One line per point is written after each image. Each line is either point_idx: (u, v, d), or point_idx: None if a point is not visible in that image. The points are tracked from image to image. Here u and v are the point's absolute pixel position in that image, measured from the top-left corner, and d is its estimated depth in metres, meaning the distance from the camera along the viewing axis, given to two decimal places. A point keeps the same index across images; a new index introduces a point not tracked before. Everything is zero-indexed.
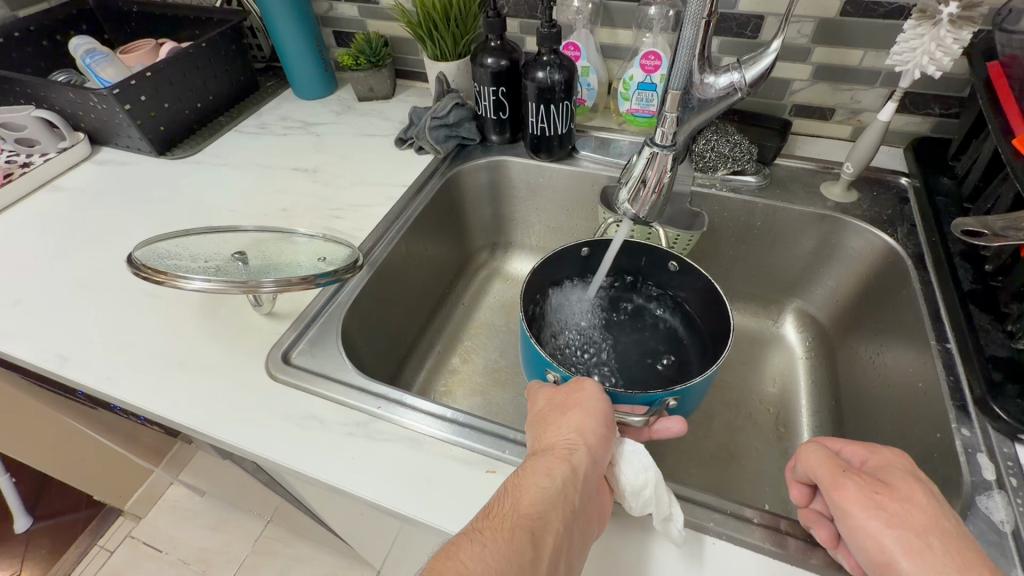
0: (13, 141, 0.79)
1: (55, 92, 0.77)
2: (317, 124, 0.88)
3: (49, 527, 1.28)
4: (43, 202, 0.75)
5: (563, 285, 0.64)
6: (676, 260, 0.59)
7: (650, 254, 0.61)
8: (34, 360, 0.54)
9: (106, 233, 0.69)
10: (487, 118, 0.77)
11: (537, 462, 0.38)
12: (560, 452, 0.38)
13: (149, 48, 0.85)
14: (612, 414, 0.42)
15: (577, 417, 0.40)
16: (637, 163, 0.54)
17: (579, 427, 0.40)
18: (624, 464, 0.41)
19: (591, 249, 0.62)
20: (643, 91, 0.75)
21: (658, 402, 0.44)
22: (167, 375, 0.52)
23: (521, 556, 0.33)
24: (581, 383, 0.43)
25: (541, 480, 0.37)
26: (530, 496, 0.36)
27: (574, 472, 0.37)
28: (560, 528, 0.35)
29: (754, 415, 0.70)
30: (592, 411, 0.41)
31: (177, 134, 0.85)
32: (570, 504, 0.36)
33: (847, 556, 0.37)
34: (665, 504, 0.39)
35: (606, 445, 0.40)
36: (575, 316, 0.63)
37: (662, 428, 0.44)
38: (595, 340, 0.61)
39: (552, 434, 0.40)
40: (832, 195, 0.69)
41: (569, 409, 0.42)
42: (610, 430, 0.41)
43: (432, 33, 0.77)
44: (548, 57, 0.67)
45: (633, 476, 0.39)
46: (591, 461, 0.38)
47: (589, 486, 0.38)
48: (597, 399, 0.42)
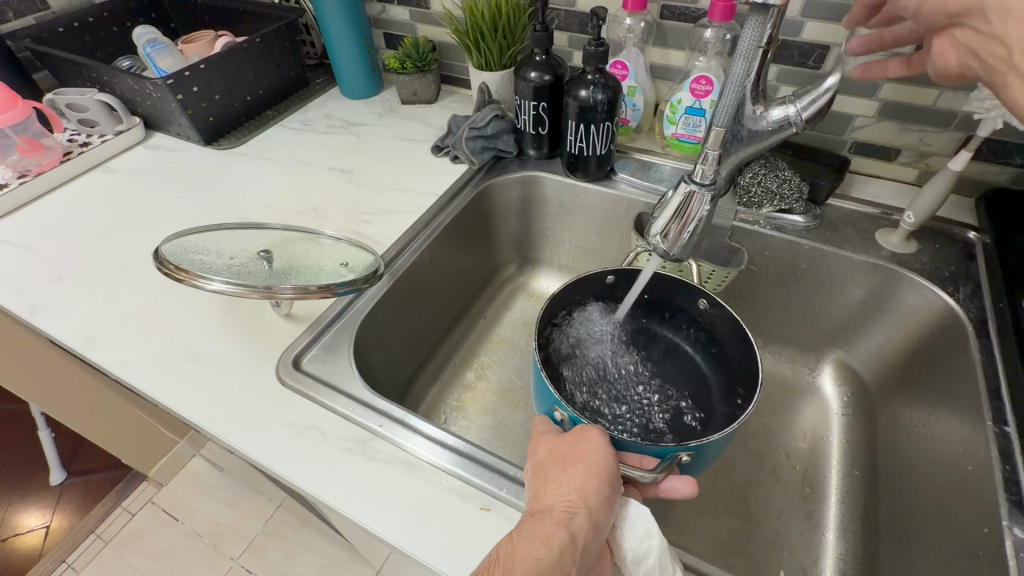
0: (77, 121, 0.83)
1: (117, 78, 0.81)
2: (358, 125, 0.89)
3: (81, 482, 1.37)
4: (96, 182, 0.79)
5: (586, 312, 0.60)
6: (705, 298, 0.56)
7: (678, 287, 0.58)
8: (63, 338, 0.56)
9: (147, 217, 0.72)
10: (525, 132, 0.76)
11: (534, 525, 0.36)
12: (560, 515, 0.36)
13: (208, 40, 0.87)
14: (620, 474, 0.39)
15: (578, 475, 0.38)
16: (672, 196, 0.51)
17: (581, 487, 0.37)
18: (627, 528, 0.38)
19: (617, 278, 0.60)
20: (691, 116, 0.72)
21: (671, 456, 0.41)
22: (182, 368, 0.52)
23: None
24: (587, 434, 0.40)
25: (537, 549, 0.35)
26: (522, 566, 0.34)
27: (572, 540, 0.35)
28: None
29: (778, 469, 0.65)
30: (595, 469, 0.38)
31: (225, 125, 0.87)
32: None
33: (950, 52, 0.39)
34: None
35: (609, 508, 0.38)
36: (595, 345, 0.59)
37: (669, 488, 0.42)
38: (609, 379, 0.57)
39: (552, 493, 0.38)
40: (889, 244, 0.63)
41: (571, 464, 0.39)
42: (613, 490, 0.38)
43: (479, 42, 0.76)
44: (592, 76, 0.65)
45: (636, 541, 0.37)
46: (592, 527, 0.36)
47: (587, 555, 0.36)
48: (603, 453, 0.39)
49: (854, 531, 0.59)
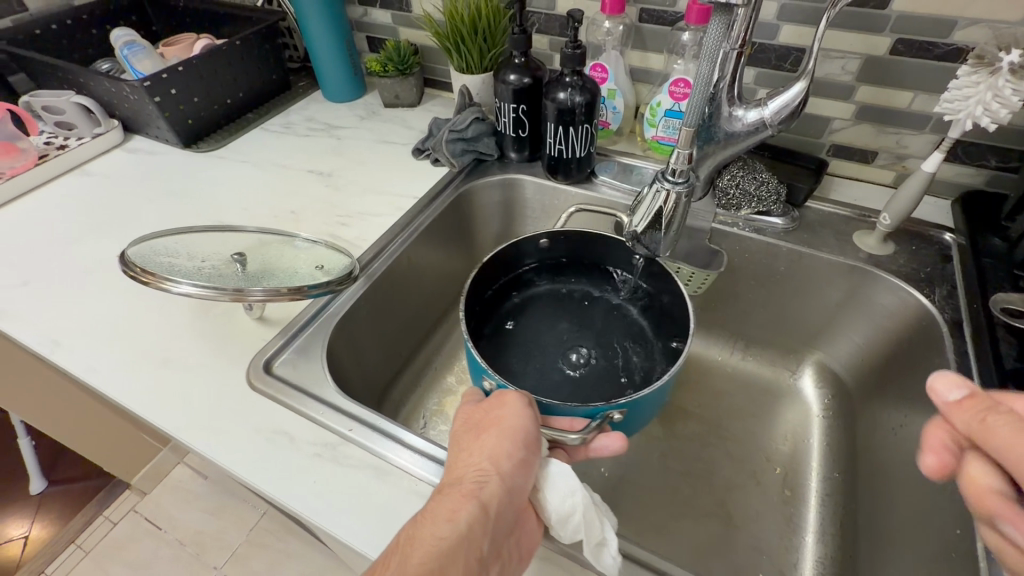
0: (53, 123, 0.82)
1: (94, 80, 0.80)
2: (339, 128, 0.89)
3: (62, 491, 1.35)
4: (72, 185, 0.78)
5: (524, 276, 0.63)
6: (641, 255, 0.58)
7: (612, 245, 0.60)
8: (30, 343, 0.55)
9: (121, 221, 0.71)
10: (506, 135, 0.76)
11: (442, 500, 0.36)
12: (469, 486, 0.36)
13: (187, 42, 0.87)
14: (538, 435, 0.40)
15: (491, 441, 0.38)
16: (648, 195, 0.51)
17: (492, 453, 0.38)
18: (549, 488, 0.39)
19: (551, 241, 0.61)
20: (671, 118, 0.72)
21: (601, 414, 0.43)
22: (150, 372, 0.52)
23: None
24: (503, 399, 0.41)
25: (441, 524, 0.34)
26: (424, 547, 0.33)
27: (481, 508, 0.35)
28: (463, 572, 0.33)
29: (758, 472, 0.65)
30: (508, 432, 0.39)
31: (206, 128, 0.86)
32: (475, 550, 0.34)
33: None
34: (598, 527, 0.38)
35: (523, 470, 0.38)
36: (536, 307, 0.61)
37: (599, 446, 0.43)
38: (546, 341, 0.58)
39: (463, 464, 0.38)
40: (866, 246, 0.64)
41: (486, 430, 0.39)
42: (529, 453, 0.39)
43: (459, 45, 0.76)
44: (570, 78, 0.65)
45: (559, 502, 0.38)
46: (504, 492, 0.36)
47: (501, 522, 0.36)
48: (516, 416, 0.40)
49: (833, 534, 0.59)
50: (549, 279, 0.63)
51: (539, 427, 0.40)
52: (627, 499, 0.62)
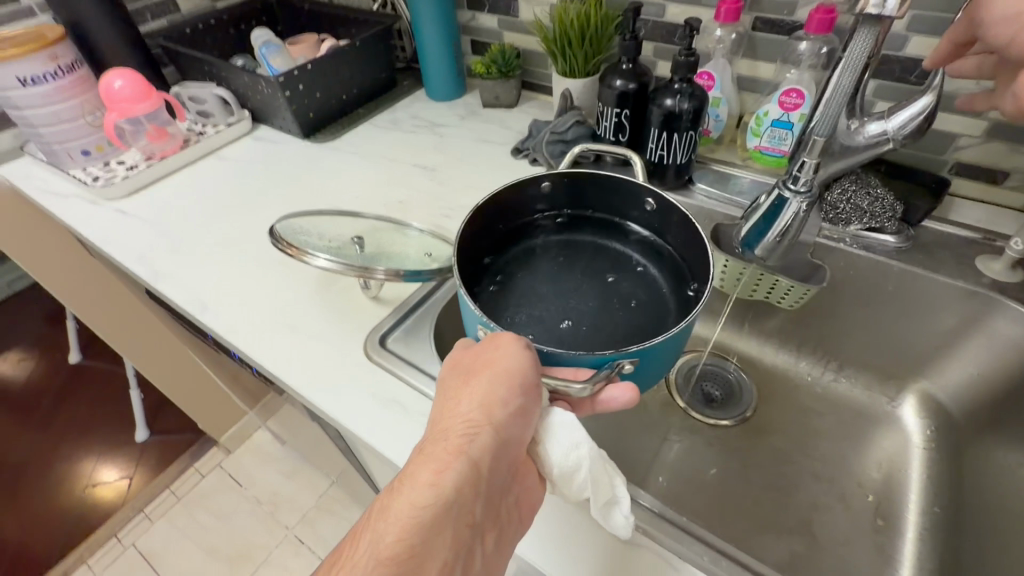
0: (196, 112, 0.93)
1: (233, 74, 0.90)
2: (441, 125, 0.94)
3: (161, 442, 1.50)
4: (208, 167, 0.87)
5: (526, 221, 0.60)
6: (653, 195, 0.55)
7: (626, 187, 0.56)
8: (182, 302, 0.63)
9: (251, 200, 0.79)
10: (605, 139, 0.77)
11: (433, 450, 0.38)
12: (461, 437, 0.37)
13: (312, 42, 0.95)
14: (535, 380, 0.40)
15: (483, 390, 0.39)
16: (764, 202, 0.53)
17: (485, 402, 0.38)
18: (552, 436, 0.39)
19: (554, 184, 0.58)
20: (778, 128, 0.71)
21: (609, 364, 0.41)
22: (280, 336, 0.58)
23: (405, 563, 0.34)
24: (496, 343, 0.40)
25: (434, 476, 0.36)
26: (417, 499, 0.36)
27: (471, 461, 0.37)
28: (453, 535, 0.36)
29: (848, 496, 0.62)
30: (501, 378, 0.39)
31: (322, 120, 0.94)
32: (467, 502, 0.36)
33: None
34: (608, 488, 0.40)
35: (518, 417, 0.39)
36: (538, 255, 0.60)
37: (608, 398, 0.41)
38: (547, 289, 0.57)
39: (453, 413, 0.39)
40: (991, 271, 0.60)
41: (477, 375, 0.40)
42: (525, 399, 0.39)
43: (565, 50, 0.78)
44: (679, 85, 0.66)
45: (564, 454, 0.39)
46: (496, 441, 0.38)
47: (494, 470, 0.38)
48: (509, 361, 0.39)
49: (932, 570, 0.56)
50: (558, 227, 0.61)
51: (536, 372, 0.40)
52: (706, 506, 0.62)
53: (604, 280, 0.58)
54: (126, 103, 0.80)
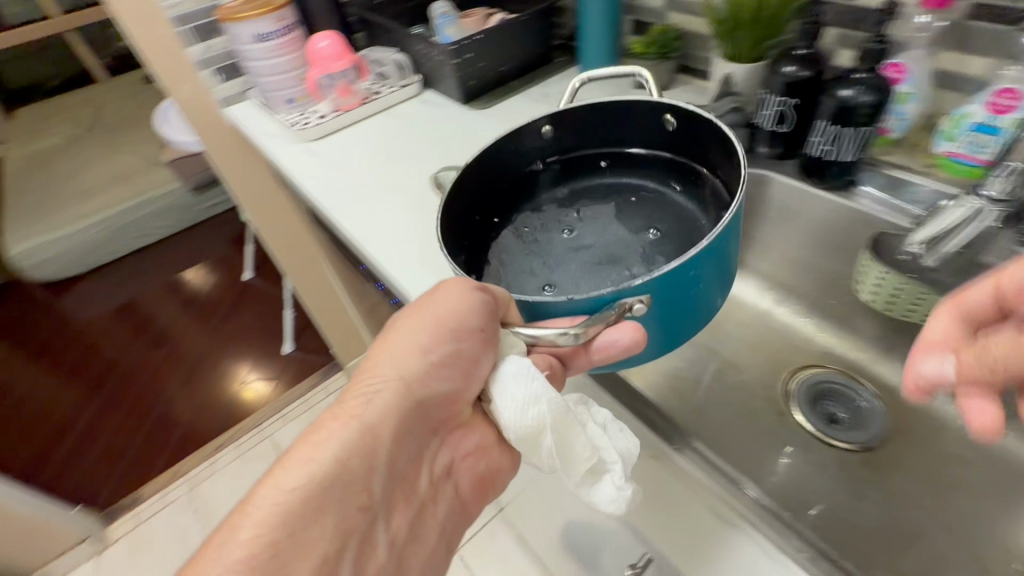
0: (376, 74, 1.05)
1: (411, 42, 1.01)
2: (590, 102, 0.95)
3: (301, 356, 1.76)
4: (378, 123, 0.99)
5: (535, 164, 0.69)
6: (671, 112, 0.62)
7: (652, 108, 0.63)
8: (350, 233, 0.74)
9: (410, 154, 0.89)
10: (761, 128, 0.73)
11: (348, 403, 0.48)
12: (378, 390, 0.49)
13: (482, 15, 1.00)
14: (473, 325, 0.48)
15: (411, 342, 0.49)
16: (955, 211, 0.56)
17: (414, 355, 0.49)
18: (500, 386, 0.47)
19: (553, 124, 0.66)
20: (978, 133, 0.62)
21: (608, 304, 0.45)
22: (425, 274, 0.66)
23: (300, 512, 0.43)
24: (438, 291, 0.49)
25: (340, 433, 0.47)
26: (324, 446, 0.46)
27: (377, 415, 0.48)
28: (350, 492, 0.46)
29: (985, 556, 0.55)
30: (428, 329, 0.49)
31: (482, 88, 1.01)
32: (367, 454, 0.47)
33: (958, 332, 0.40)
34: (591, 455, 0.44)
35: (439, 368, 0.49)
36: (561, 199, 0.69)
37: (607, 340, 0.48)
38: (574, 220, 0.65)
39: (373, 372, 0.49)
40: None
41: (409, 322, 0.50)
42: (447, 350, 0.48)
43: (735, 32, 0.75)
44: (863, 76, 0.62)
45: (523, 406, 0.45)
46: (424, 380, 0.49)
47: (403, 417, 0.49)
48: (438, 315, 0.48)
49: None
50: (559, 172, 0.70)
51: (480, 320, 0.48)
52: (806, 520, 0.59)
53: (620, 211, 0.66)
54: (326, 61, 0.98)
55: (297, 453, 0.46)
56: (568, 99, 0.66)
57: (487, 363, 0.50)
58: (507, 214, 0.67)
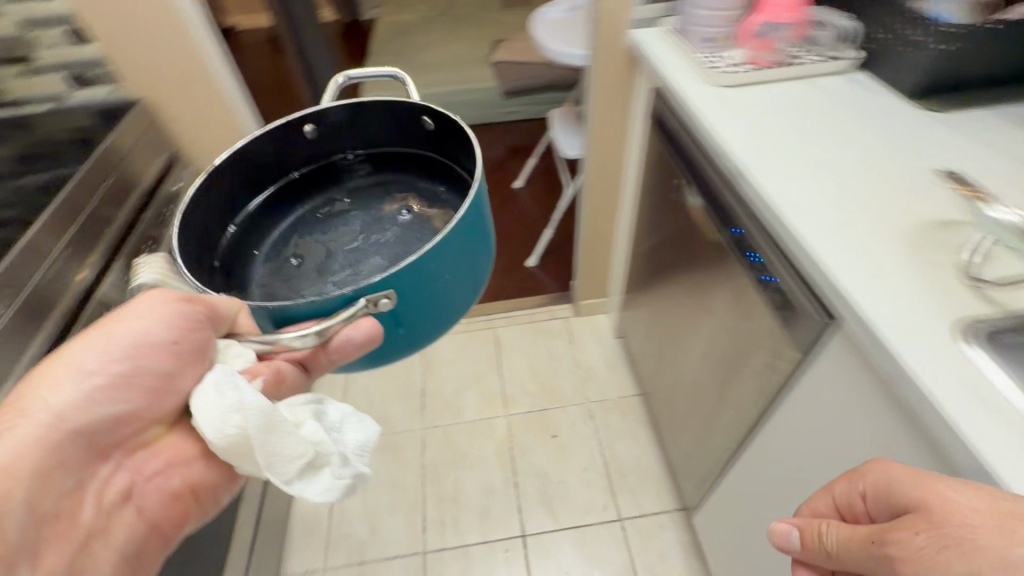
0: None
1: None
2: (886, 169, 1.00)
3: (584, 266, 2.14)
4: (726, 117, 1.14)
5: (335, 204, 0.96)
6: (402, 210, 0.91)
7: (373, 193, 0.96)
8: None
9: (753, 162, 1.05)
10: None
11: (76, 350, 0.68)
12: (126, 367, 0.69)
13: None
14: (163, 334, 0.70)
15: (139, 320, 0.72)
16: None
17: (143, 334, 0.71)
18: (180, 347, 0.70)
19: (314, 127, 0.92)
20: None
21: (351, 300, 0.64)
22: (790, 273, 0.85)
23: (36, 462, 0.62)
24: (144, 298, 0.73)
25: (80, 359, 0.67)
26: (67, 361, 0.67)
27: (126, 376, 0.69)
28: (68, 465, 0.66)
29: None
30: (136, 337, 0.71)
31: None
32: (102, 395, 0.68)
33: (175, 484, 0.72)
34: (308, 451, 0.59)
35: (156, 332, 0.71)
36: (353, 226, 0.92)
37: (343, 338, 0.71)
38: (357, 240, 0.89)
39: (111, 327, 0.70)
40: None
41: (122, 314, 0.72)
42: (183, 348, 0.70)
43: None
44: None
45: (212, 384, 0.64)
46: (162, 361, 0.70)
47: (134, 375, 0.69)
48: (150, 305, 0.72)
49: None
50: (353, 180, 1.00)
51: (172, 334, 0.70)
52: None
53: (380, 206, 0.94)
54: None
55: (49, 380, 0.65)
56: (332, 92, 1.00)
57: (183, 377, 0.71)
58: (302, 227, 0.93)
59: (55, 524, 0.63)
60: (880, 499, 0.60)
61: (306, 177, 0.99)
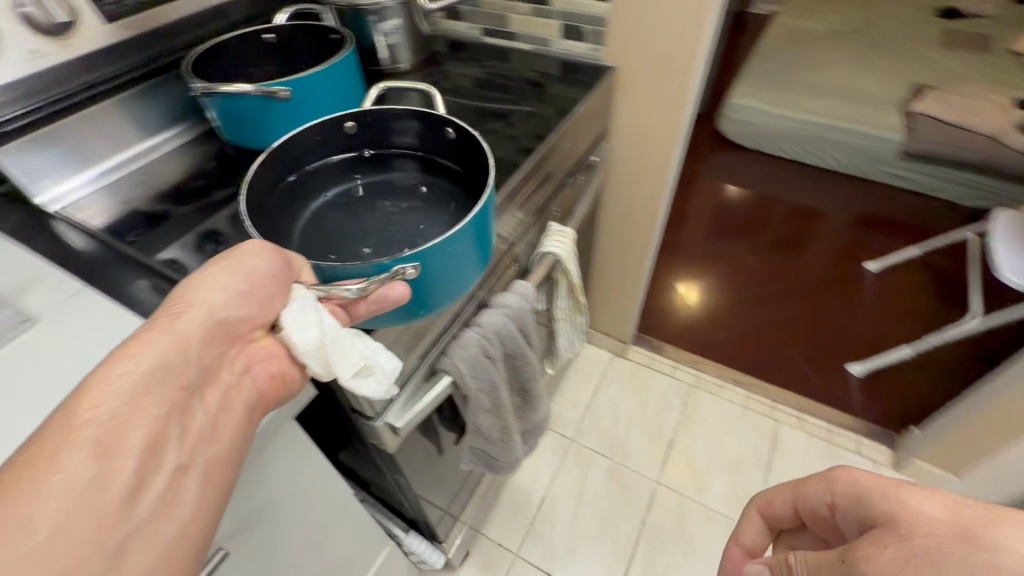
0: None
1: None
2: None
3: None
4: None
5: (338, 186, 1.00)
6: (454, 129, 0.93)
7: (441, 136, 0.96)
8: None
9: None
10: None
11: (181, 300, 0.60)
12: (172, 317, 0.58)
13: None
14: (270, 271, 0.64)
15: (238, 265, 0.63)
16: None
17: (224, 287, 0.62)
18: (296, 327, 0.63)
19: (355, 125, 0.96)
20: None
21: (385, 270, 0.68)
22: None
23: (166, 400, 0.54)
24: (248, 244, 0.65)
25: (212, 291, 0.61)
26: (201, 295, 0.61)
27: (190, 334, 0.58)
28: (169, 396, 0.55)
29: None
30: (242, 271, 0.63)
31: None
32: (182, 378, 0.56)
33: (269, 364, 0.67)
34: (361, 361, 0.66)
35: (264, 289, 0.64)
36: (333, 196, 0.98)
37: (382, 295, 0.71)
38: (361, 210, 0.95)
39: (201, 294, 0.61)
40: None
41: (224, 262, 0.63)
42: (258, 295, 0.64)
43: None
44: None
45: (305, 332, 0.63)
46: (230, 310, 0.62)
47: (231, 313, 0.62)
48: (253, 257, 0.64)
49: None
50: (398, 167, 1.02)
51: (275, 267, 0.65)
52: None
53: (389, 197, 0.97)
54: None
55: (203, 279, 0.61)
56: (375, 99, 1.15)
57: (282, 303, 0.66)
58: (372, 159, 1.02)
59: (183, 420, 0.56)
60: (850, 507, 0.67)
61: (372, 157, 1.02)
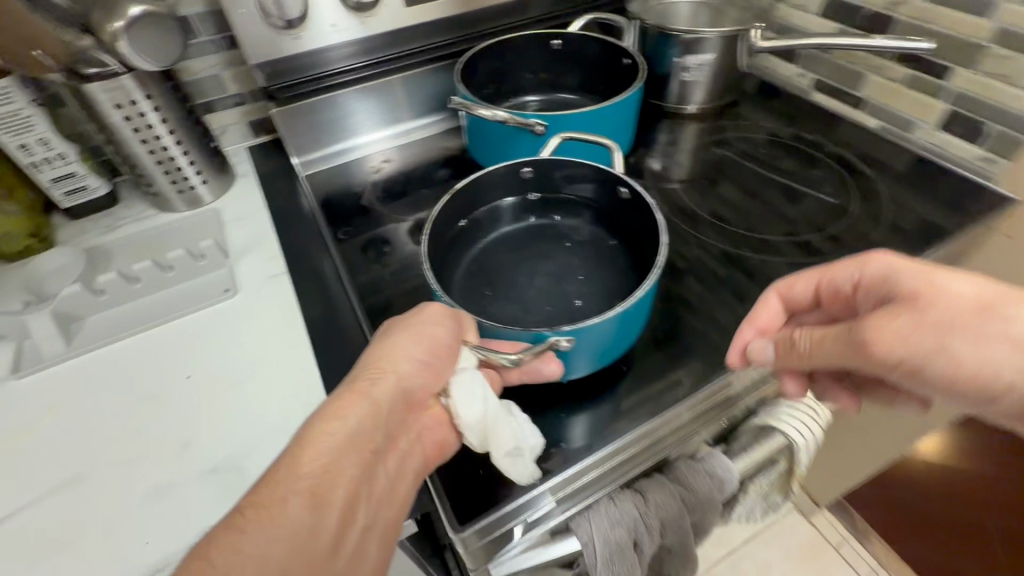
0: None
1: None
2: None
3: None
4: None
5: (500, 221, 0.85)
6: (628, 189, 0.76)
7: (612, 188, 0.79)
8: None
9: None
10: None
11: (376, 364, 0.59)
12: (367, 385, 0.57)
13: None
14: (451, 343, 0.61)
15: (428, 332, 0.60)
16: None
17: (408, 358, 0.59)
18: (460, 395, 0.60)
19: (529, 171, 0.82)
20: None
21: (542, 339, 0.59)
22: None
23: (356, 464, 0.53)
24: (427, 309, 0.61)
25: (400, 358, 0.59)
26: (389, 363, 0.59)
27: (376, 403, 0.56)
28: (360, 455, 0.54)
29: None
30: (424, 341, 0.60)
31: None
32: (371, 442, 0.55)
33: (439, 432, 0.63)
34: (514, 443, 0.58)
35: (431, 363, 0.60)
36: (495, 240, 0.83)
37: (538, 365, 0.62)
38: (511, 270, 0.79)
39: (391, 361, 0.59)
40: None
41: (406, 331, 0.60)
42: (438, 361, 0.60)
43: None
44: None
45: (466, 411, 0.58)
46: (405, 379, 0.59)
47: (416, 379, 0.60)
48: (433, 325, 0.60)
49: None
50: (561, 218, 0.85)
51: (450, 337, 0.61)
52: None
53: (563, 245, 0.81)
54: None
55: (395, 342, 0.60)
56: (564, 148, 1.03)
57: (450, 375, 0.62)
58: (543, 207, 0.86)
59: (371, 484, 0.55)
60: None
61: (541, 203, 0.86)
